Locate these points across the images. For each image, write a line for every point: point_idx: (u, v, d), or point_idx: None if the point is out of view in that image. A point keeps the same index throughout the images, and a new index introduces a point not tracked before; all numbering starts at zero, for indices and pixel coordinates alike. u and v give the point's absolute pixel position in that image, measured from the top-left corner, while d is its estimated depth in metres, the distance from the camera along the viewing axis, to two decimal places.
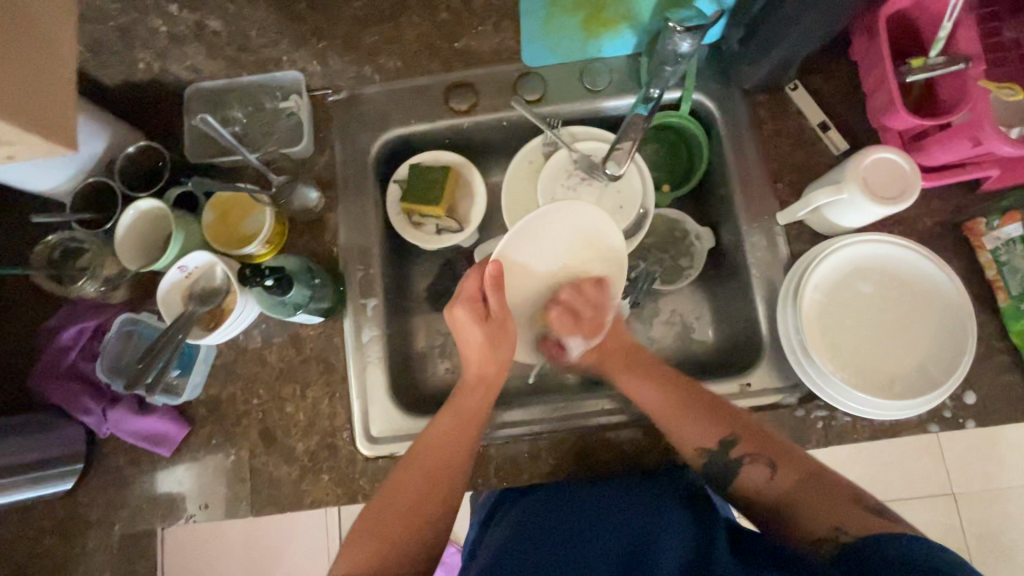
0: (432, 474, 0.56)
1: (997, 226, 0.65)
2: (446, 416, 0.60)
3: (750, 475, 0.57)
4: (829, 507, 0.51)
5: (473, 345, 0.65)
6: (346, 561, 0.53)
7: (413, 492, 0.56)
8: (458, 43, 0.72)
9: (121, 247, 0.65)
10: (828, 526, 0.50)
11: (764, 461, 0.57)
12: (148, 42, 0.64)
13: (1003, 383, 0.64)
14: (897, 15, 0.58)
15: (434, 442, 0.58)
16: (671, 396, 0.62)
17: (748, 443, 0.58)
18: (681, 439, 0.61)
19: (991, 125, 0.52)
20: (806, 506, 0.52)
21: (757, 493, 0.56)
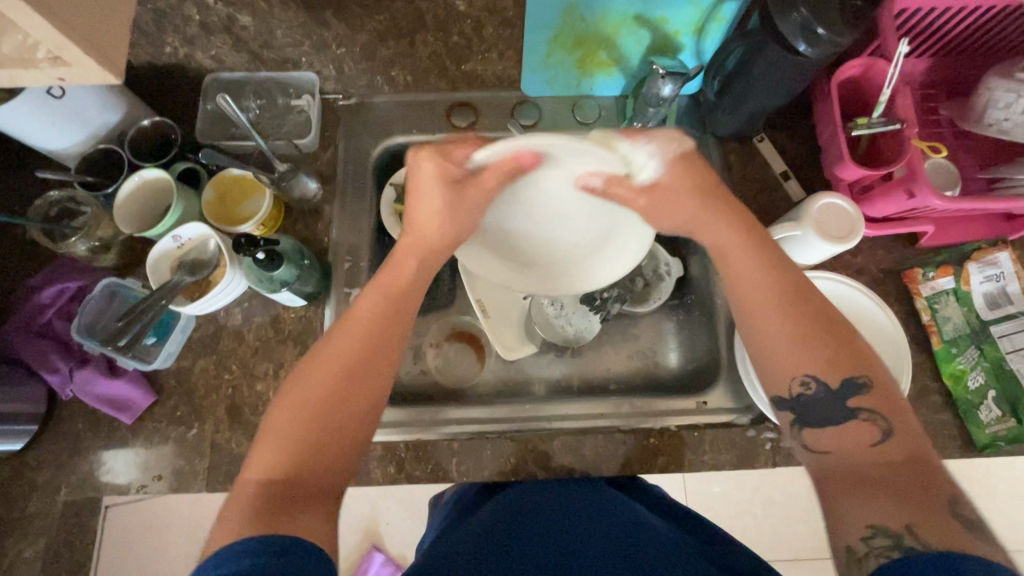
0: (346, 365, 0.50)
1: (932, 277, 0.72)
2: (368, 296, 0.54)
3: (843, 436, 0.48)
4: (894, 496, 0.42)
5: (422, 211, 0.56)
6: (263, 461, 0.47)
7: (321, 389, 0.49)
8: (465, 65, 0.78)
9: (118, 210, 0.68)
10: (895, 519, 0.40)
11: (876, 425, 0.46)
12: (179, 28, 0.69)
13: (937, 421, 0.69)
14: (847, 82, 0.68)
15: (352, 326, 0.52)
16: (775, 325, 0.51)
17: (873, 397, 0.48)
18: (773, 368, 0.52)
19: (923, 179, 0.61)
20: (862, 482, 0.44)
21: (839, 459, 0.47)
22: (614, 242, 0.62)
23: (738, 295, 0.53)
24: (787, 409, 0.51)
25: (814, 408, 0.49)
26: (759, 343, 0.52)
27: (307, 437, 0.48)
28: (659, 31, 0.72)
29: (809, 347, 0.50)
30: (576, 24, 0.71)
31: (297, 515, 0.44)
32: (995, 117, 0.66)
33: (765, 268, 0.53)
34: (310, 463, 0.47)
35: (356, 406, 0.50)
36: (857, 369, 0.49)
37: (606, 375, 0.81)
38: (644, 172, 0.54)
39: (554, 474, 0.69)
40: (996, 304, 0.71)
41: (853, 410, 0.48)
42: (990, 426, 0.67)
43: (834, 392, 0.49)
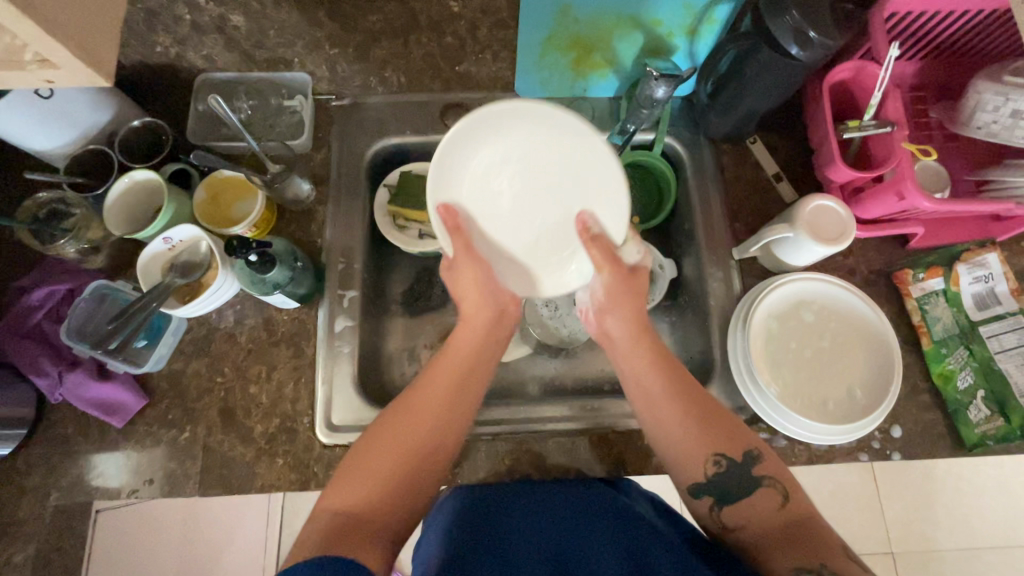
0: (427, 414, 0.54)
1: (922, 279, 0.73)
2: (444, 359, 0.58)
3: (750, 505, 0.53)
4: (796, 546, 0.49)
5: (466, 297, 0.59)
6: (343, 492, 0.50)
7: (404, 433, 0.53)
8: (460, 66, 0.78)
9: (107, 211, 0.68)
10: (811, 561, 0.47)
11: (776, 491, 0.53)
12: (171, 28, 0.69)
13: (926, 420, 0.70)
14: (838, 84, 0.68)
15: (433, 382, 0.56)
16: (670, 413, 0.55)
17: (769, 463, 0.55)
18: (687, 459, 0.55)
19: (912, 181, 0.61)
20: (780, 540, 0.50)
21: (753, 527, 0.53)
22: (579, 260, 0.62)
23: (638, 393, 0.57)
24: (702, 495, 0.55)
25: (722, 489, 0.54)
26: (657, 425, 0.56)
27: (377, 477, 0.51)
28: (653, 33, 0.72)
29: (708, 432, 0.55)
30: (570, 25, 0.71)
31: (366, 545, 0.47)
32: (984, 119, 0.67)
33: (656, 359, 0.57)
34: (382, 501, 0.50)
35: (439, 450, 0.53)
36: (750, 443, 0.55)
37: (600, 376, 0.82)
38: (631, 255, 0.60)
39: (548, 475, 0.69)
40: (984, 305, 0.72)
41: (759, 478, 0.54)
42: (979, 425, 0.68)
43: (737, 463, 0.54)
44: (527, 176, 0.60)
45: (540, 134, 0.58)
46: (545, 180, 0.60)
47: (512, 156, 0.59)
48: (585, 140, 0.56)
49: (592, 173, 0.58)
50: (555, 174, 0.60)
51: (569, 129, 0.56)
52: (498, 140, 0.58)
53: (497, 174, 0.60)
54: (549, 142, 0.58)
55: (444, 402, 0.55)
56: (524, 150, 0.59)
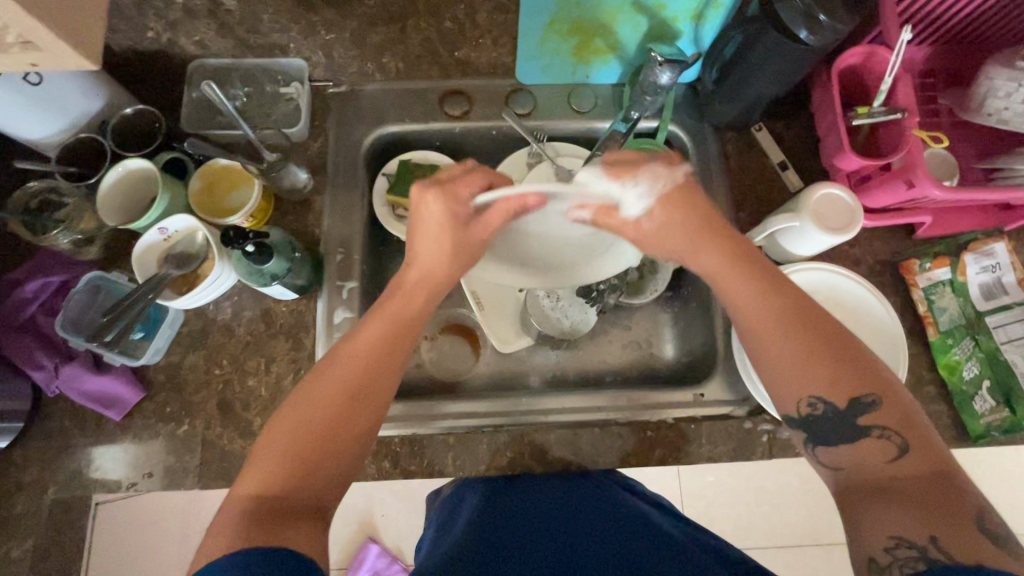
0: (347, 385, 0.51)
1: (929, 268, 0.72)
2: (368, 324, 0.54)
3: (858, 457, 0.47)
4: (914, 507, 0.42)
5: (427, 254, 0.57)
6: (256, 479, 0.46)
7: (321, 408, 0.49)
8: (459, 53, 0.77)
9: (101, 202, 0.66)
10: (919, 532, 0.40)
11: (893, 443, 0.46)
12: (162, 12, 0.67)
13: (930, 412, 0.69)
14: (847, 70, 0.67)
15: (352, 352, 0.52)
16: (779, 348, 0.50)
17: (888, 413, 0.47)
18: (784, 386, 0.50)
19: (922, 169, 0.60)
20: (884, 498, 0.43)
21: (850, 475, 0.47)
22: (613, 254, 0.65)
23: (744, 318, 0.53)
24: (796, 428, 0.51)
25: (824, 428, 0.49)
26: (767, 363, 0.51)
27: (292, 457, 0.47)
28: (657, 17, 0.70)
29: (817, 368, 0.49)
30: (571, 9, 0.70)
31: (291, 528, 0.44)
32: (996, 106, 0.66)
33: (758, 284, 0.53)
34: (301, 479, 0.47)
35: (354, 424, 0.50)
36: (872, 387, 0.48)
37: (602, 368, 0.81)
38: (632, 208, 0.55)
39: (551, 468, 0.69)
40: (991, 294, 0.71)
41: (865, 429, 0.47)
42: (984, 416, 0.67)
43: (841, 411, 0.48)
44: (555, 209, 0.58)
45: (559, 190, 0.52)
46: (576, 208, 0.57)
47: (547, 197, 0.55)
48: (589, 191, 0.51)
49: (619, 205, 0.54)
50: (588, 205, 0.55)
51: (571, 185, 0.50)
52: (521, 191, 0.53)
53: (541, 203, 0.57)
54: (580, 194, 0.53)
55: (365, 370, 0.51)
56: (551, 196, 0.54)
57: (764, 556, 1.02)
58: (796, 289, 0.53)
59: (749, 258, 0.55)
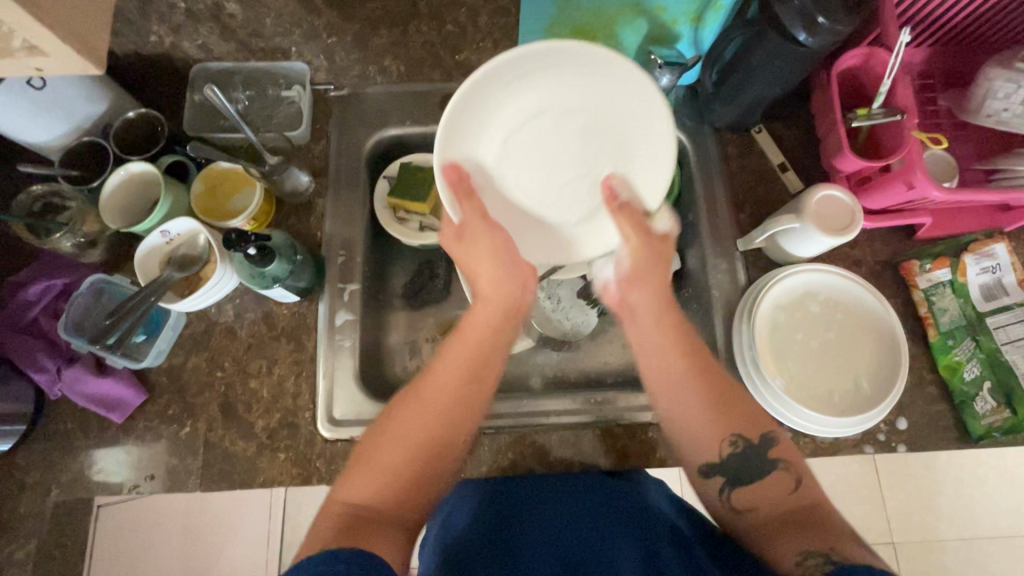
0: (436, 404, 0.53)
1: (929, 269, 0.72)
2: (455, 345, 0.57)
3: (764, 491, 0.52)
4: (807, 528, 0.47)
5: (484, 276, 0.60)
6: (357, 488, 0.49)
7: (417, 423, 0.52)
8: (459, 55, 0.77)
9: (105, 206, 0.67)
10: (820, 544, 0.44)
11: (790, 475, 0.52)
12: (165, 16, 0.67)
13: (931, 412, 0.69)
14: (846, 71, 0.67)
15: (445, 370, 0.55)
16: (683, 393, 0.55)
17: (785, 450, 0.53)
18: (687, 436, 0.55)
19: (922, 170, 0.60)
20: (789, 525, 0.48)
21: (762, 514, 0.51)
22: (594, 225, 0.67)
23: (649, 365, 0.58)
24: (715, 474, 0.54)
25: (732, 471, 0.53)
26: (673, 405, 0.56)
27: (391, 471, 0.50)
28: (656, 20, 0.70)
29: (721, 412, 0.54)
30: (571, 12, 0.70)
31: (382, 538, 0.46)
32: (995, 107, 0.66)
33: (673, 336, 0.58)
34: (391, 492, 0.49)
35: (446, 437, 0.52)
36: (766, 428, 0.54)
37: (603, 369, 0.81)
38: (653, 201, 0.64)
39: (552, 469, 0.69)
40: (991, 295, 0.71)
41: (773, 463, 0.53)
42: (985, 417, 0.67)
43: (751, 446, 0.53)
44: (526, 147, 0.65)
45: (551, 100, 0.64)
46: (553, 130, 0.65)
47: (514, 121, 0.64)
48: (604, 72, 0.61)
49: (626, 95, 0.63)
50: (573, 122, 0.64)
51: (573, 58, 0.60)
52: (495, 110, 0.63)
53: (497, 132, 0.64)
54: (563, 109, 0.64)
55: (457, 389, 0.54)
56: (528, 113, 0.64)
57: None
58: (702, 342, 0.58)
59: (673, 307, 0.59)
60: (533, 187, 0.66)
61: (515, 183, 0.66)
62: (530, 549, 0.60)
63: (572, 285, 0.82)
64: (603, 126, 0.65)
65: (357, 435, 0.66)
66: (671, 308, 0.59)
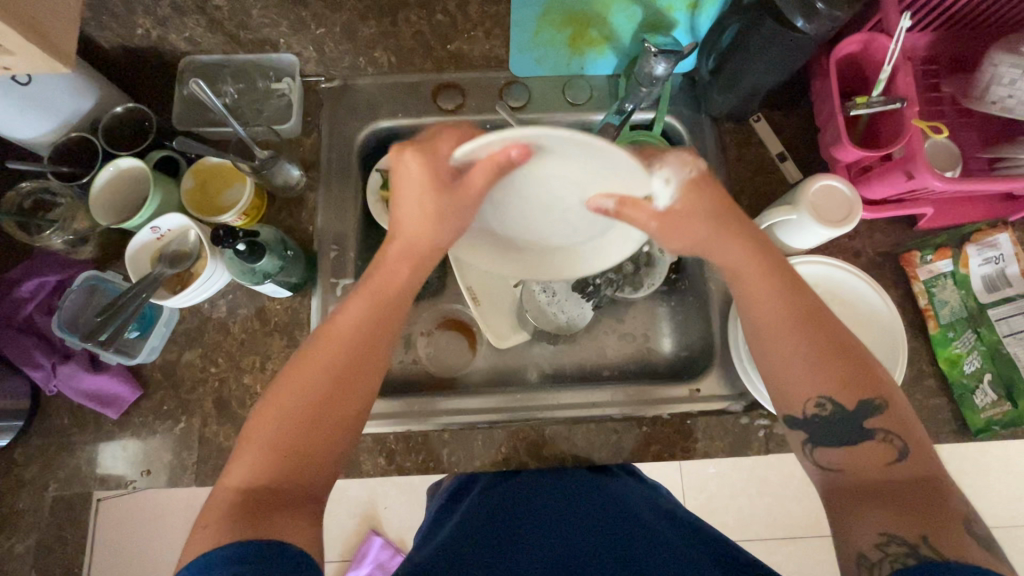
0: (325, 374, 0.48)
1: (930, 261, 0.71)
2: (353, 302, 0.51)
3: (858, 458, 0.47)
4: (902, 508, 0.42)
5: (410, 224, 0.52)
6: (240, 470, 0.45)
7: (300, 393, 0.47)
8: (451, 45, 0.76)
9: (93, 202, 0.66)
10: (909, 531, 0.40)
11: (895, 446, 0.46)
12: (150, 9, 0.66)
13: (931, 406, 0.68)
14: (846, 58, 0.65)
15: (335, 333, 0.49)
16: (785, 345, 0.49)
17: (891, 416, 0.47)
18: (787, 386, 0.49)
19: (922, 161, 0.59)
20: (876, 500, 0.44)
21: (849, 475, 0.46)
22: (602, 244, 0.57)
23: (750, 304, 0.51)
24: (795, 428, 0.50)
25: (834, 426, 0.48)
26: (772, 356, 0.50)
27: (274, 448, 0.46)
28: (651, 7, 0.71)
29: (826, 368, 0.48)
30: None
31: (278, 519, 0.43)
32: (999, 94, 0.64)
33: (778, 280, 0.50)
34: (282, 471, 0.45)
35: (341, 409, 0.48)
36: (875, 390, 0.48)
37: (599, 362, 0.81)
38: (662, 198, 0.49)
39: (546, 464, 0.69)
40: (994, 287, 0.70)
41: (869, 431, 0.47)
42: (985, 410, 0.66)
43: (850, 412, 0.47)
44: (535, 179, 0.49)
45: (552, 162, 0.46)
46: (551, 198, 0.51)
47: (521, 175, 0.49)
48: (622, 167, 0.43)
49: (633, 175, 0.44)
50: (580, 184, 0.49)
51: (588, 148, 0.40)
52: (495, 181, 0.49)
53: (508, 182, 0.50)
54: (566, 166, 0.46)
55: (347, 351, 0.49)
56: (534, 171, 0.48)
57: (765, 548, 1.02)
58: (806, 287, 0.51)
59: (770, 250, 0.51)
60: (540, 225, 0.56)
61: (515, 214, 0.55)
62: (526, 535, 0.61)
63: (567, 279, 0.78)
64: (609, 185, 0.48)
65: None
66: (770, 254, 0.51)
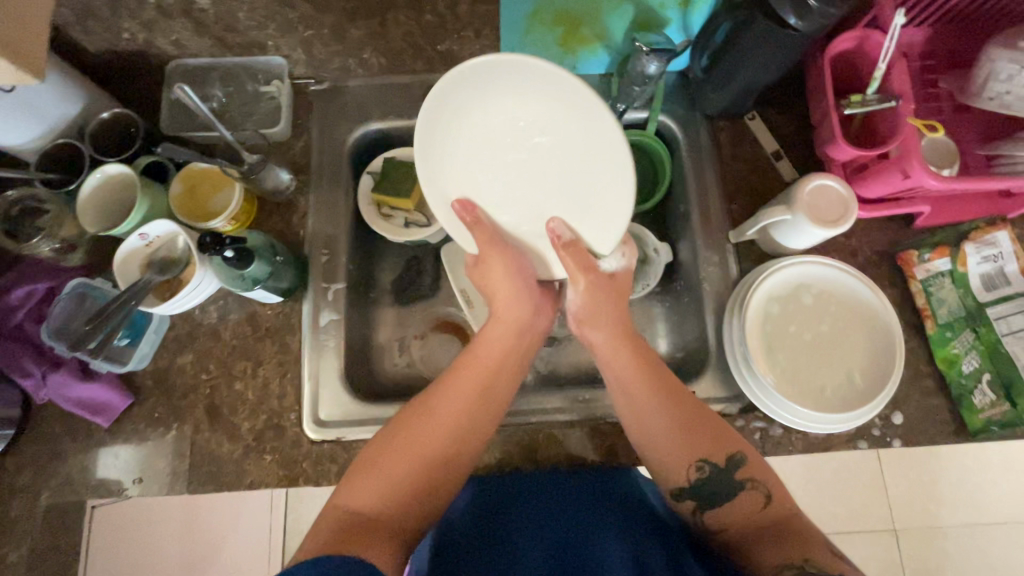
0: (445, 421, 0.54)
1: (928, 259, 0.70)
2: (464, 367, 0.58)
3: (737, 505, 0.55)
4: (780, 539, 0.50)
5: (499, 290, 0.61)
6: (358, 490, 0.50)
7: (424, 431, 0.54)
8: (441, 46, 0.75)
9: (82, 209, 0.66)
10: (794, 556, 0.47)
11: (759, 493, 0.54)
12: (135, 12, 0.65)
13: (928, 406, 0.68)
14: (841, 55, 0.64)
15: (462, 382, 0.57)
16: (655, 420, 0.57)
17: (753, 468, 0.56)
18: (663, 465, 0.57)
19: (917, 159, 0.58)
20: (768, 537, 0.51)
21: (732, 519, 0.54)
22: (547, 251, 0.63)
23: (618, 391, 0.60)
24: (684, 498, 0.57)
25: (706, 491, 0.56)
26: (643, 432, 0.58)
27: (390, 476, 0.51)
28: (642, 5, 0.69)
29: (689, 437, 0.56)
30: None
31: (374, 543, 0.47)
32: (997, 89, 0.63)
33: (635, 364, 0.60)
34: (394, 496, 0.50)
35: (450, 451, 0.53)
36: (732, 447, 0.56)
37: (594, 364, 0.80)
38: (609, 262, 0.64)
39: (540, 467, 0.68)
40: (992, 285, 0.69)
41: (741, 483, 0.55)
42: (983, 411, 0.66)
43: (718, 470, 0.56)
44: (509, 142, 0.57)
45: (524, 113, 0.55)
46: (518, 161, 0.58)
47: (499, 125, 0.57)
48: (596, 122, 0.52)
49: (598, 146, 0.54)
50: (543, 168, 0.58)
51: (552, 79, 0.51)
52: (477, 121, 0.57)
53: (475, 128, 0.57)
54: (546, 121, 0.55)
55: (471, 400, 0.56)
56: (513, 120, 0.56)
57: None
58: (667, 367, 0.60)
59: (631, 335, 0.62)
60: (495, 193, 0.60)
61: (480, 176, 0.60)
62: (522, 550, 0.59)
63: None
64: (576, 183, 0.58)
65: (342, 436, 0.66)
66: (623, 332, 0.61)
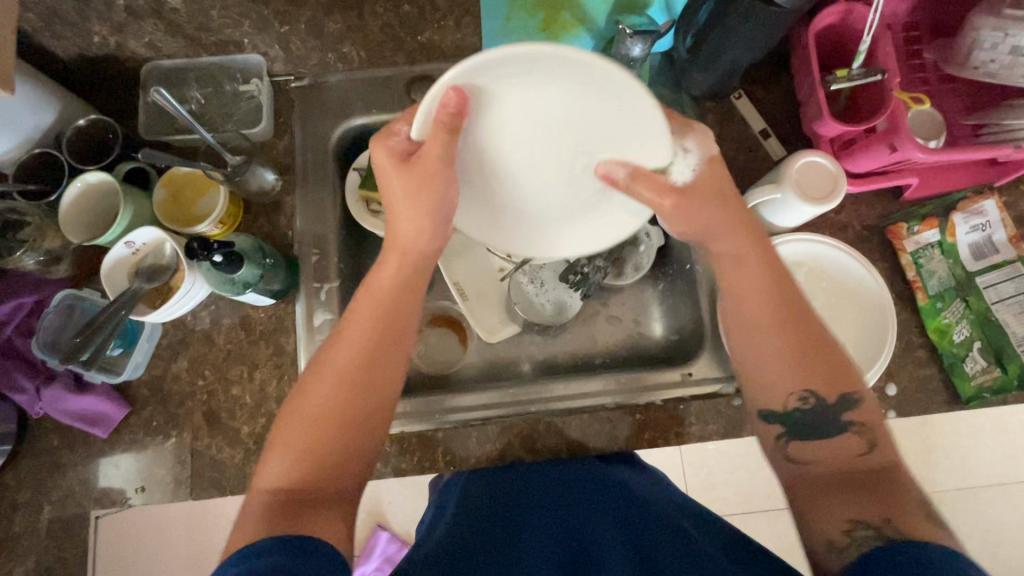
0: (337, 369, 0.51)
1: (916, 232, 0.71)
2: (360, 308, 0.53)
3: (830, 450, 0.49)
4: (869, 495, 0.44)
5: (403, 219, 0.54)
6: (276, 471, 0.47)
7: (324, 392, 0.50)
8: (421, 37, 0.74)
9: (64, 219, 0.65)
10: (874, 513, 0.43)
11: (863, 438, 0.49)
12: (105, 15, 0.64)
13: (921, 376, 0.69)
14: (823, 30, 0.64)
15: (353, 331, 0.52)
16: (766, 336, 0.51)
17: (865, 411, 0.50)
18: (767, 389, 0.52)
19: (904, 132, 0.58)
20: (836, 486, 0.46)
21: (816, 471, 0.49)
22: (590, 219, 0.59)
23: (736, 295, 0.54)
24: (772, 421, 0.52)
25: (809, 424, 0.50)
26: (745, 354, 0.53)
27: (307, 450, 0.48)
28: None
29: (807, 363, 0.50)
30: None
31: (316, 514, 0.45)
32: (982, 58, 0.63)
33: (759, 278, 0.53)
34: (317, 473, 0.47)
35: (364, 404, 0.50)
36: (850, 385, 0.50)
37: (591, 349, 0.80)
38: (678, 173, 0.53)
39: (541, 456, 0.69)
40: (981, 254, 0.70)
41: (845, 424, 0.49)
42: (975, 377, 0.67)
43: (828, 405, 0.50)
44: (535, 122, 0.52)
45: (540, 105, 0.50)
46: (534, 139, 0.53)
47: (536, 112, 0.51)
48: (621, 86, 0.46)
49: (629, 118, 0.49)
50: (568, 141, 0.53)
51: (590, 72, 0.46)
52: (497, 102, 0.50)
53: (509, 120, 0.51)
54: (568, 94, 0.49)
55: (363, 350, 0.51)
56: (543, 75, 0.47)
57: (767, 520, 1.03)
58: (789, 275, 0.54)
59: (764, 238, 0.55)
60: (518, 158, 0.55)
61: (505, 138, 0.53)
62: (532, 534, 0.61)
63: (554, 267, 0.79)
64: (624, 127, 0.50)
65: None
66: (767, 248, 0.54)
